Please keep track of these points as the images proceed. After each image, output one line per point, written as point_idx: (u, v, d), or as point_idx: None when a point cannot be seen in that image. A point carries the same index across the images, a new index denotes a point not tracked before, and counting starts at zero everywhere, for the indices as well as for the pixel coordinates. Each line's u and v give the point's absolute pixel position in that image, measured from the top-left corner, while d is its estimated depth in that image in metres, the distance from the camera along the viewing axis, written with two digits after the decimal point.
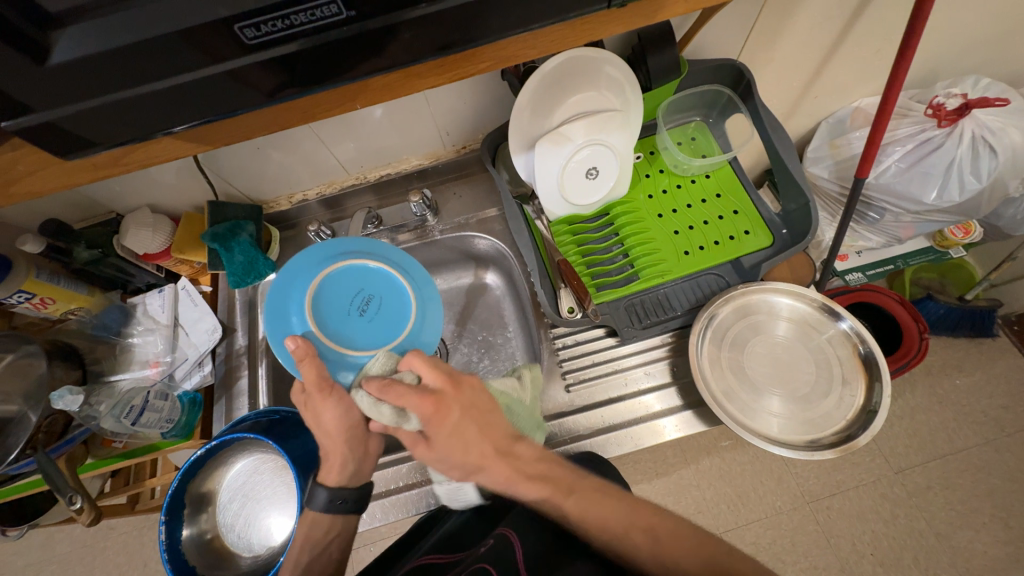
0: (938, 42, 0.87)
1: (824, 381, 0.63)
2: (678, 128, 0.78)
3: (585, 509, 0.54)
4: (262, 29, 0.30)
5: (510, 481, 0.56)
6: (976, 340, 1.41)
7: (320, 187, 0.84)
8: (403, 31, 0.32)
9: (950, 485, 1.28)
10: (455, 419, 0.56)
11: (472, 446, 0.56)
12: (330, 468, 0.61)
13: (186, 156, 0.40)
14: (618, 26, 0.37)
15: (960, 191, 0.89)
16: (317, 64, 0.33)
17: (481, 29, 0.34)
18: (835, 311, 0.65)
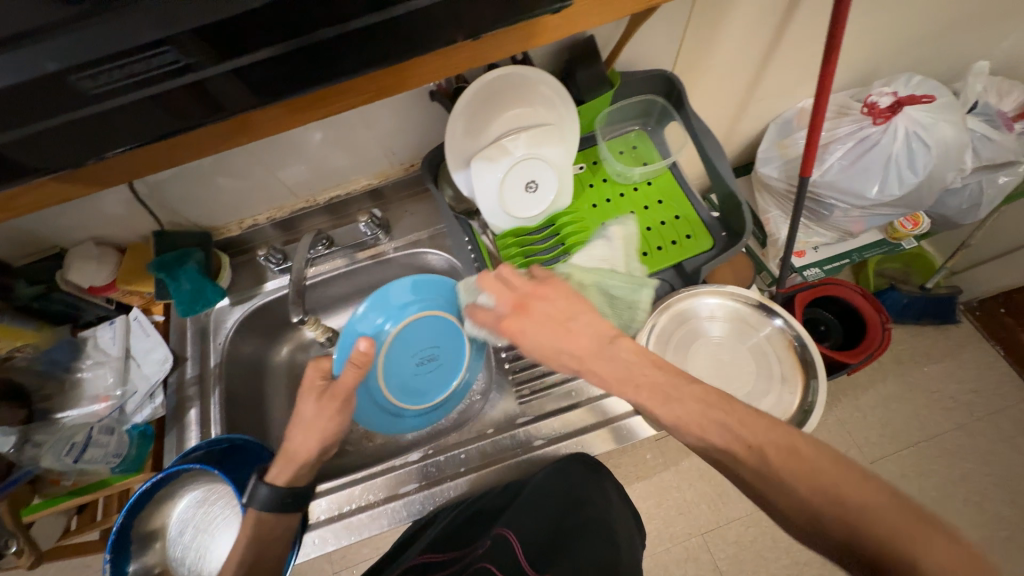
0: (867, 42, 0.91)
1: (765, 380, 0.64)
2: (619, 138, 0.79)
3: (673, 412, 0.47)
4: (101, 79, 0.31)
5: (605, 371, 0.50)
6: (942, 326, 1.43)
7: (270, 212, 0.84)
8: (273, 62, 0.33)
9: (926, 473, 1.29)
10: (528, 331, 0.53)
11: (552, 353, 0.52)
12: (292, 456, 0.60)
13: (76, 196, 0.41)
14: (477, 52, 0.39)
15: (900, 184, 0.92)
16: (195, 98, 0.34)
17: (361, 61, 0.35)
18: (770, 308, 0.66)
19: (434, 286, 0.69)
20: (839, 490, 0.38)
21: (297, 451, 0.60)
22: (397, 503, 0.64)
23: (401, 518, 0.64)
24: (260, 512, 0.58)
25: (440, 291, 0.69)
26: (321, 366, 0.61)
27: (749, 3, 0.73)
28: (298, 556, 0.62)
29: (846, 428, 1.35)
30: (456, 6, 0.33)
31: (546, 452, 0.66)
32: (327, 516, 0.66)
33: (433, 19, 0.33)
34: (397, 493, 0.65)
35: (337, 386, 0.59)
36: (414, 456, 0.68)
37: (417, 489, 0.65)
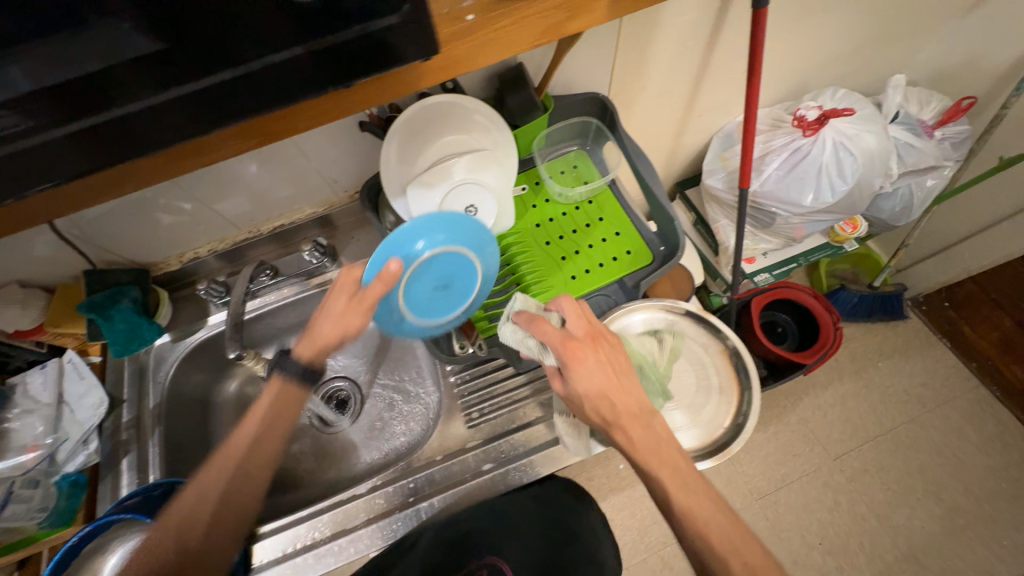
0: (793, 59, 0.96)
1: (702, 390, 0.67)
2: (559, 158, 0.81)
3: (677, 489, 0.50)
4: None
5: (637, 435, 0.52)
6: (892, 322, 1.49)
7: (211, 244, 0.82)
8: (137, 119, 0.32)
9: (885, 466, 1.33)
10: (594, 369, 0.54)
11: (599, 397, 0.53)
12: (311, 343, 0.59)
13: None
14: (362, 99, 0.38)
15: (832, 193, 0.96)
16: (60, 157, 0.33)
17: (233, 111, 0.34)
18: (709, 321, 0.69)
19: (468, 224, 0.61)
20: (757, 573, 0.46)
21: (318, 337, 0.58)
22: (345, 539, 0.63)
23: (347, 556, 0.62)
24: (281, 383, 0.58)
25: (469, 231, 0.62)
26: (354, 270, 0.59)
27: (672, 28, 0.77)
28: None
29: (808, 426, 1.39)
30: (322, 59, 0.32)
31: (492, 477, 0.65)
32: (272, 559, 0.63)
33: (300, 71, 0.33)
34: (344, 529, 0.64)
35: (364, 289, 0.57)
36: (363, 489, 0.67)
37: (365, 523, 0.64)
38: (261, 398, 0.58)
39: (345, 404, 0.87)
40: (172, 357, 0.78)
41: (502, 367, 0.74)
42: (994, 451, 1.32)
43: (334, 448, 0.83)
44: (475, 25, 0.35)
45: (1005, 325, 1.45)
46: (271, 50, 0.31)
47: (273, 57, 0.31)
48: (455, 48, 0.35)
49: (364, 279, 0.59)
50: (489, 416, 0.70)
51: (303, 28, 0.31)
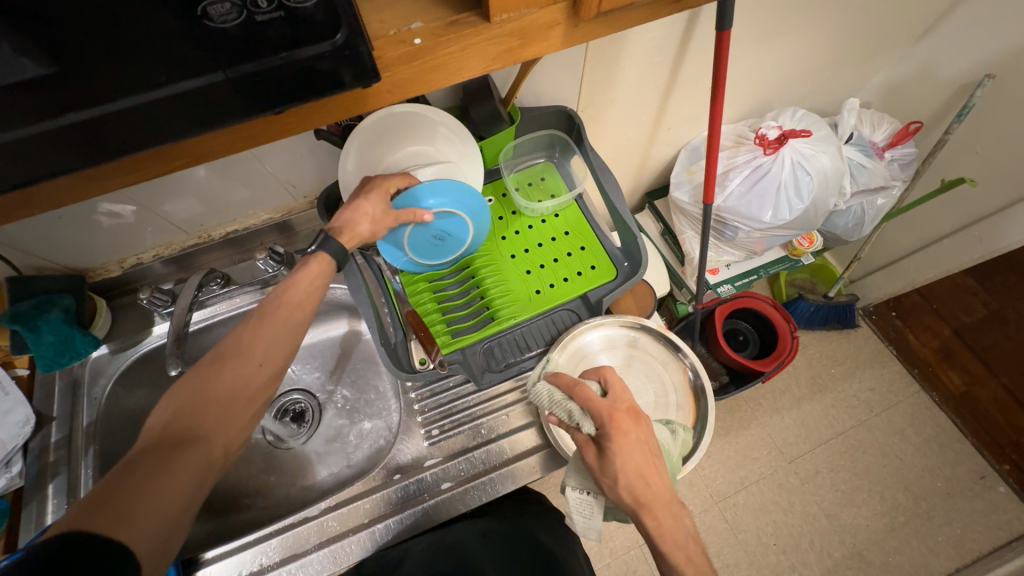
0: (757, 79, 0.98)
1: (661, 406, 0.70)
2: (526, 171, 0.80)
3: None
4: None
5: (666, 524, 0.49)
6: (845, 330, 1.57)
7: (156, 249, 0.77)
8: (33, 143, 0.29)
9: (835, 467, 1.40)
10: (632, 442, 0.52)
11: (636, 476, 0.50)
12: (354, 237, 0.59)
13: None
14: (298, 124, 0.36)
15: (789, 210, 1.00)
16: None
17: (149, 132, 0.31)
18: (669, 340, 0.72)
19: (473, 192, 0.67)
20: None
21: (356, 227, 0.59)
22: (294, 564, 0.60)
23: None
24: (328, 261, 0.58)
25: (470, 197, 0.66)
26: (388, 180, 0.62)
27: (640, 44, 0.77)
28: None
29: (766, 429, 1.45)
30: (242, 84, 0.30)
31: (451, 496, 0.64)
32: None
33: (220, 97, 0.30)
34: (294, 554, 0.61)
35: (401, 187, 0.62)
36: (315, 510, 0.64)
37: (316, 547, 0.61)
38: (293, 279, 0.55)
39: (302, 417, 0.84)
40: (110, 369, 0.74)
41: (463, 383, 0.73)
42: (932, 452, 1.41)
43: (289, 464, 0.80)
44: (422, 50, 0.33)
45: (944, 335, 1.52)
46: (188, 73, 0.29)
47: (191, 81, 0.29)
48: (399, 72, 0.34)
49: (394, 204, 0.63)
50: (450, 433, 0.69)
51: (224, 53, 0.28)
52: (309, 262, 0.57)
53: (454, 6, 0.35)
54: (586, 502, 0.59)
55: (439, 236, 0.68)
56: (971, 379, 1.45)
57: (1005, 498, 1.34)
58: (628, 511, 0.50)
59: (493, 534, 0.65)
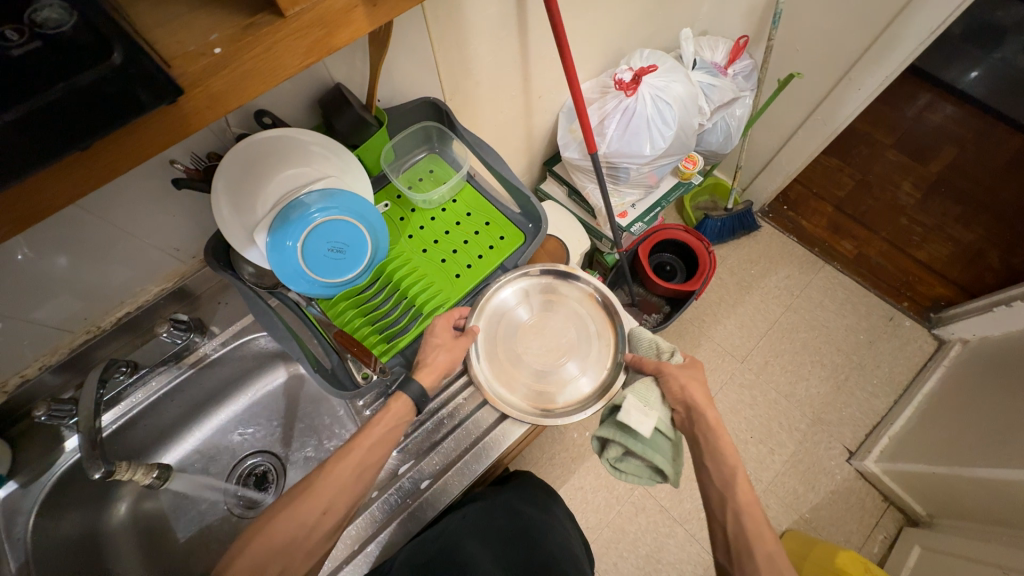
0: (600, 33, 1.06)
1: (583, 338, 0.77)
2: (413, 168, 0.81)
3: (746, 484, 0.64)
4: None
5: (718, 429, 0.68)
6: (751, 234, 1.74)
7: (42, 360, 0.69)
8: None
9: (778, 353, 1.55)
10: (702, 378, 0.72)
11: (699, 391, 0.69)
12: (431, 370, 0.67)
13: None
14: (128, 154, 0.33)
15: (662, 138, 1.09)
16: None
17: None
18: (572, 274, 0.80)
19: (362, 201, 0.67)
20: (776, 558, 0.58)
21: (432, 360, 0.68)
22: None
23: None
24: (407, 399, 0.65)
25: (357, 205, 0.67)
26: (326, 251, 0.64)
27: (480, 23, 0.81)
28: None
29: (714, 341, 1.57)
30: (36, 121, 0.28)
31: (435, 492, 0.65)
32: None
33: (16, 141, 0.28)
34: None
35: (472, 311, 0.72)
36: None
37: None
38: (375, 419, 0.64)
39: (266, 479, 0.82)
40: (32, 503, 0.66)
41: None
42: (848, 311, 1.60)
43: None
44: (226, 58, 0.34)
45: (828, 211, 1.73)
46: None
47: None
48: (212, 85, 0.34)
49: (285, 225, 0.62)
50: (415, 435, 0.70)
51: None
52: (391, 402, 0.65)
53: (250, 12, 0.36)
54: (646, 406, 0.66)
55: (336, 247, 0.66)
56: (859, 242, 1.68)
57: (913, 329, 1.55)
58: (692, 408, 0.68)
59: (472, 512, 0.72)
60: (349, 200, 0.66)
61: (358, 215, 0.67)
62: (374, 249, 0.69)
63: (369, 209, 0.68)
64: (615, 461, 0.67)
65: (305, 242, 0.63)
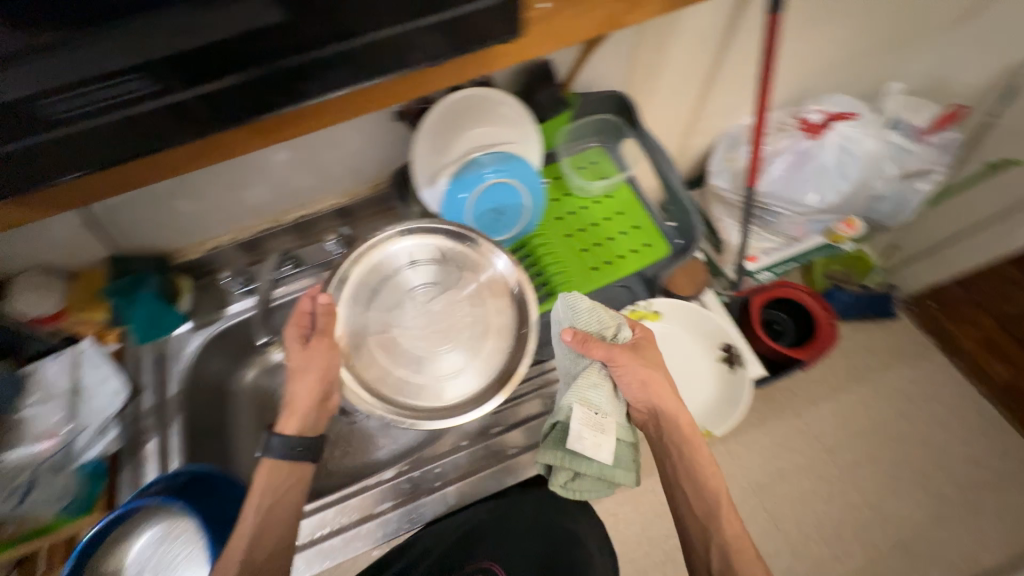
0: (798, 66, 1.00)
1: (475, 325, 0.68)
2: (580, 154, 0.82)
3: (731, 513, 0.59)
4: (88, 95, 0.36)
5: (692, 443, 0.62)
6: (882, 321, 1.45)
7: (233, 232, 0.82)
8: (264, 83, 0.39)
9: (874, 457, 1.31)
10: (657, 362, 0.64)
11: (656, 388, 0.61)
12: (294, 416, 0.61)
13: (76, 204, 0.45)
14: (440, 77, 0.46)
15: (834, 193, 1.01)
16: (109, 138, 0.38)
17: (256, 106, 0.40)
18: (465, 235, 0.68)
19: (531, 169, 0.72)
20: None
21: (296, 404, 0.61)
22: (373, 522, 0.71)
23: (375, 536, 0.70)
24: (273, 464, 0.60)
25: (529, 176, 0.71)
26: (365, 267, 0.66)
27: (690, 30, 0.79)
28: None
29: (802, 420, 1.33)
30: (410, 36, 0.40)
31: None
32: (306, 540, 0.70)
33: (393, 48, 0.40)
34: (371, 513, 0.71)
35: (320, 332, 0.60)
36: (386, 475, 0.73)
37: (390, 507, 0.72)
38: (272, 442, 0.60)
39: None
40: (194, 345, 0.79)
41: None
42: (977, 443, 1.36)
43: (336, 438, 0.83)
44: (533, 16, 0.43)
45: (983, 322, 1.56)
46: (301, 54, 0.38)
47: (305, 57, 0.39)
48: None
49: (466, 178, 0.69)
50: None
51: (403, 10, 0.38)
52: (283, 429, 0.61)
53: None
54: (598, 422, 0.60)
55: (496, 208, 0.71)
56: (1012, 369, 1.50)
57: None
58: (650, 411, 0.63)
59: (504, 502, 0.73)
60: (523, 171, 0.71)
61: (522, 185, 0.72)
62: (525, 220, 0.74)
63: (536, 182, 0.72)
64: (567, 481, 0.64)
65: (477, 196, 0.70)
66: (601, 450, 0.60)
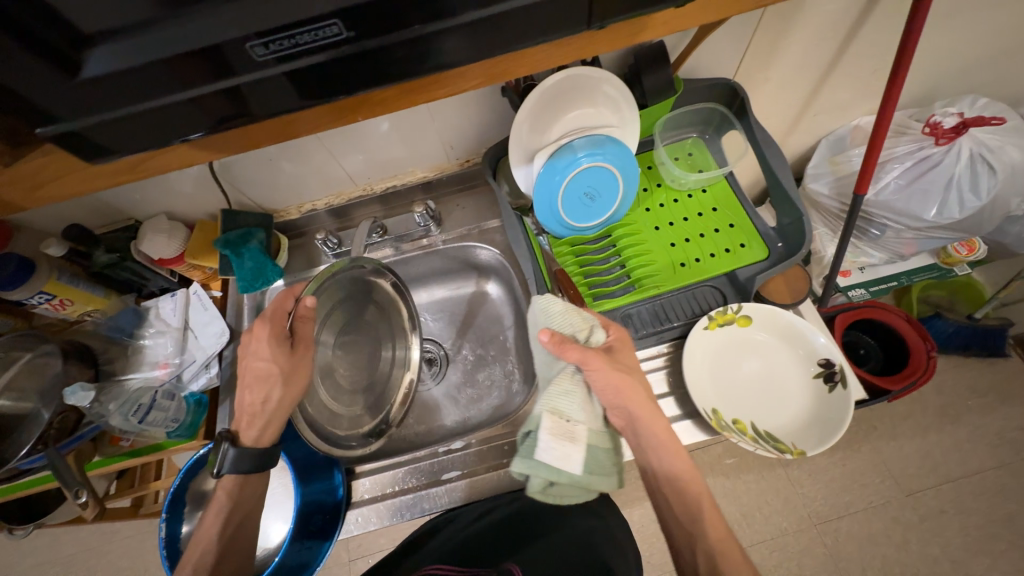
0: (935, 62, 0.88)
1: (397, 367, 0.72)
2: (675, 144, 0.80)
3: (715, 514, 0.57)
4: (269, 48, 0.32)
5: (672, 450, 0.59)
6: (988, 359, 1.25)
7: (328, 198, 0.86)
8: (425, 43, 0.35)
9: (964, 509, 1.11)
10: (632, 368, 0.59)
11: (627, 391, 0.56)
12: (258, 420, 0.59)
13: (198, 160, 0.43)
14: (604, 47, 0.41)
15: (959, 208, 0.91)
16: (280, 90, 0.36)
17: (430, 60, 0.36)
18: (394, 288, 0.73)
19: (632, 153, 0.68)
20: None
21: (263, 416, 0.59)
22: (440, 488, 0.69)
23: (440, 503, 0.69)
24: (240, 480, 0.59)
25: (628, 161, 0.67)
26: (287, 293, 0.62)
27: (818, 15, 0.72)
28: (340, 533, 0.67)
29: (880, 455, 1.17)
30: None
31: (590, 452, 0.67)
32: (370, 495, 0.70)
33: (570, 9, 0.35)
34: (439, 479, 0.70)
35: (304, 340, 0.60)
36: (457, 446, 0.72)
37: (459, 476, 0.70)
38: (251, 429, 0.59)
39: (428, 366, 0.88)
40: None
41: None
42: None
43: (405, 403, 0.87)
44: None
45: None
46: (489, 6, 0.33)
47: (492, 9, 0.33)
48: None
49: (565, 160, 0.65)
50: None
51: None
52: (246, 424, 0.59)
53: None
54: (566, 426, 0.55)
55: (588, 193, 0.68)
56: None
57: None
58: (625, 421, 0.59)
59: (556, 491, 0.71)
60: (621, 153, 0.66)
61: (617, 171, 0.67)
62: (615, 206, 0.72)
63: (632, 167, 0.68)
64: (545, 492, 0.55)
65: (573, 180, 0.66)
66: (569, 457, 0.54)
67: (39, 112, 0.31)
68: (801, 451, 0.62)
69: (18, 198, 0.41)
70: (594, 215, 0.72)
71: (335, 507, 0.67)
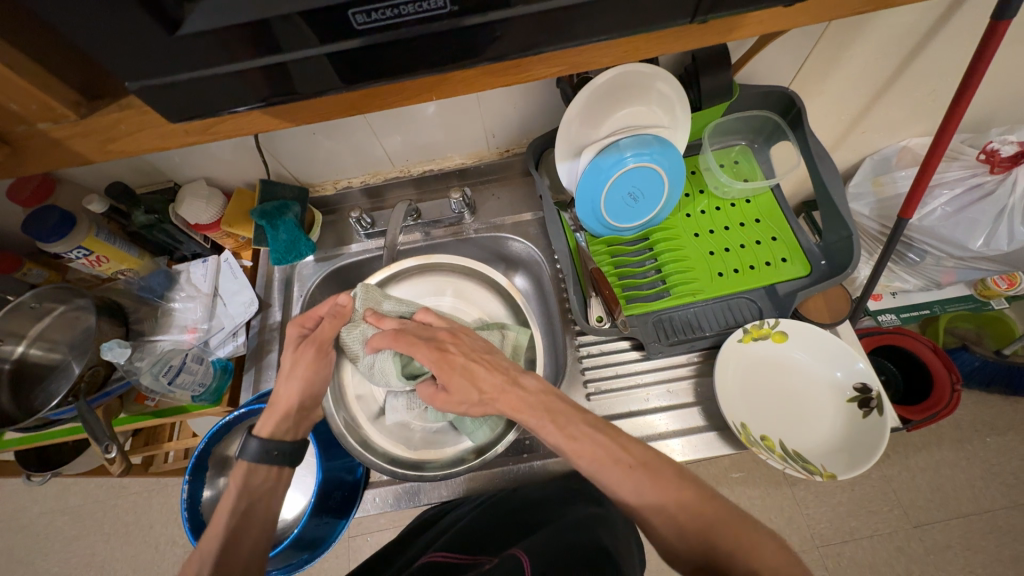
0: (1000, 88, 0.85)
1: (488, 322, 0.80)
2: (722, 150, 0.79)
3: (573, 443, 0.51)
4: (371, 16, 0.31)
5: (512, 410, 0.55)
6: (1013, 398, 1.21)
7: (364, 176, 0.86)
8: (522, 23, 0.33)
9: (971, 546, 1.09)
10: (477, 373, 0.56)
11: (477, 402, 0.56)
12: (272, 414, 0.59)
13: (269, 129, 0.43)
14: (696, 40, 0.40)
15: (1009, 239, 0.88)
16: (366, 59, 0.35)
17: (522, 44, 0.35)
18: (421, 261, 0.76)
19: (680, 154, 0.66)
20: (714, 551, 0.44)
21: (280, 405, 0.60)
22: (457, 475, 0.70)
23: (457, 489, 0.70)
24: (248, 466, 0.57)
25: (677, 164, 0.66)
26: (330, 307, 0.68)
27: (886, 29, 0.69)
28: (357, 511, 0.68)
29: (891, 483, 1.15)
30: None
31: None
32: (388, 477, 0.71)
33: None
34: None
35: (315, 339, 0.61)
36: None
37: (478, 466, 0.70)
38: (268, 420, 0.59)
39: None
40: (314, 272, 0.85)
41: (628, 349, 0.72)
42: None
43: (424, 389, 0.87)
44: None
45: None
46: None
47: None
48: None
49: (613, 169, 0.64)
50: (603, 394, 0.70)
51: None
52: (265, 420, 0.59)
53: None
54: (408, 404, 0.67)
55: (631, 194, 0.67)
56: None
57: None
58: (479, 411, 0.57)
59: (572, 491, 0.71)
60: (668, 149, 0.64)
61: (659, 163, 0.65)
62: (665, 195, 0.69)
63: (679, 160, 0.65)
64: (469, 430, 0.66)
65: (618, 183, 0.65)
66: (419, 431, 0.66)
67: (125, 67, 0.31)
68: (832, 474, 0.61)
69: (88, 150, 0.42)
70: (648, 209, 0.70)
71: (353, 488, 0.69)
